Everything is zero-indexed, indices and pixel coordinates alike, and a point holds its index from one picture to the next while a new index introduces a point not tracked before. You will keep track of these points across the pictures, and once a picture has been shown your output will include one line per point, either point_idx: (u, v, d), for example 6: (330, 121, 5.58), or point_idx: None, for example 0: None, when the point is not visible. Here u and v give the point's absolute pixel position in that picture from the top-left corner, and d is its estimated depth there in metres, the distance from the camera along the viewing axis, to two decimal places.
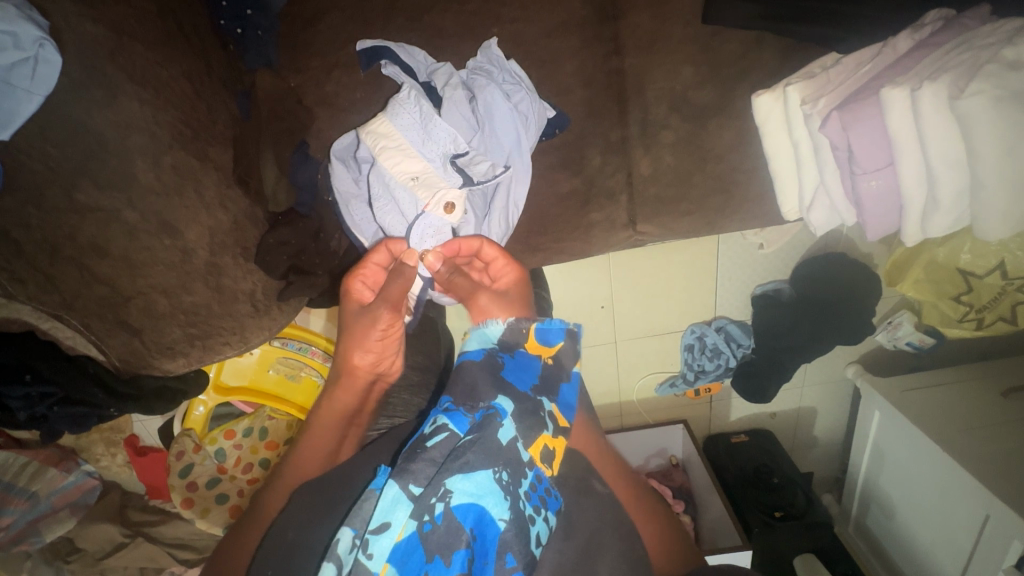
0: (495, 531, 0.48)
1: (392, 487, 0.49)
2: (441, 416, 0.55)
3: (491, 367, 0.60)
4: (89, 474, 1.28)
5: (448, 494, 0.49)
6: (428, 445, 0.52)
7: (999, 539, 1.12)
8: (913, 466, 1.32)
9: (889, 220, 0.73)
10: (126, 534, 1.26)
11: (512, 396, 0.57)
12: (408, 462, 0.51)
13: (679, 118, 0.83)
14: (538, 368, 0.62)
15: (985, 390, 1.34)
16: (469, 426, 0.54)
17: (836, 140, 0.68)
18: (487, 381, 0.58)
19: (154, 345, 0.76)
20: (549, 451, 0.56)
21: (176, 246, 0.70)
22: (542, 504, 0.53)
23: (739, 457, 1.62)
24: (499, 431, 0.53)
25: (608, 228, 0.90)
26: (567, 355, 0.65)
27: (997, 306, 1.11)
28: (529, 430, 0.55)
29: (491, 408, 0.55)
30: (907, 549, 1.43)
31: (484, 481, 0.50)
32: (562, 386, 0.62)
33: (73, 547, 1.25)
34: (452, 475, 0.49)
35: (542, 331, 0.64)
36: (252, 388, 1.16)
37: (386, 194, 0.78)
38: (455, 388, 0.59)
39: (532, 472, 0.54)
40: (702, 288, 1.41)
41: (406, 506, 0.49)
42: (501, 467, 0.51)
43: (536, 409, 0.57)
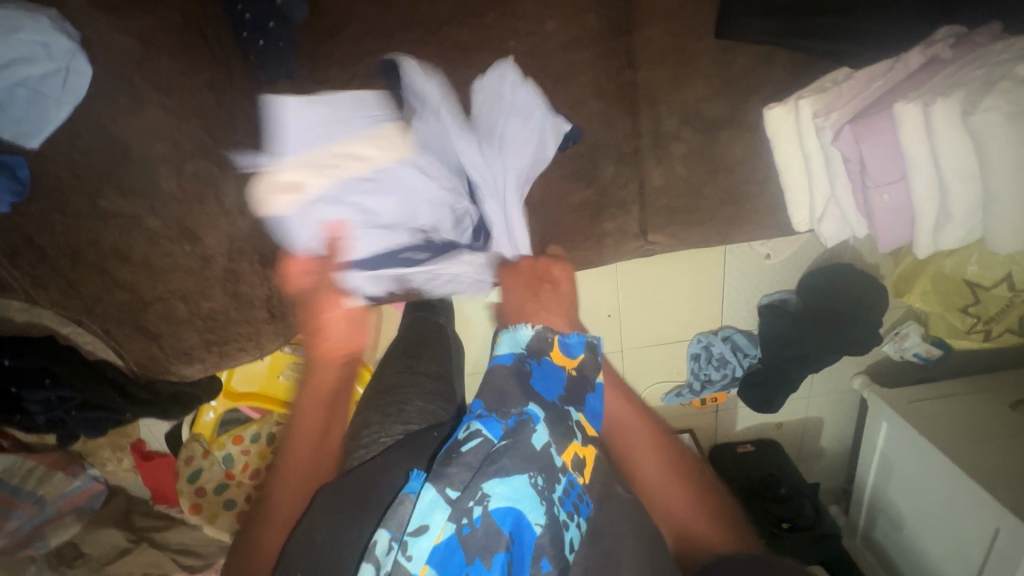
0: (532, 536, 0.49)
1: (429, 491, 0.51)
2: (475, 422, 0.57)
3: (519, 373, 0.62)
4: (95, 479, 1.29)
5: (485, 498, 0.49)
6: (463, 450, 0.54)
7: (1009, 552, 1.11)
8: (921, 477, 1.32)
9: (901, 231, 0.73)
10: (130, 540, 1.26)
11: (542, 406, 0.58)
12: (444, 467, 0.53)
13: (691, 130, 0.85)
14: (563, 379, 0.62)
15: (993, 402, 1.34)
16: (503, 432, 0.55)
17: (848, 153, 0.69)
18: (515, 387, 0.60)
19: (171, 350, 0.77)
20: (580, 459, 0.57)
21: (196, 252, 0.71)
22: (575, 510, 0.53)
23: (747, 468, 1.61)
24: (532, 436, 0.54)
25: (618, 238, 0.91)
26: (590, 366, 0.65)
27: (1007, 317, 1.12)
28: (562, 435, 0.56)
29: (523, 413, 0.56)
30: (915, 562, 1.42)
31: (521, 485, 0.50)
32: (588, 396, 0.63)
33: (77, 553, 1.23)
34: (490, 478, 0.51)
35: (565, 344, 0.65)
36: (263, 394, 1.18)
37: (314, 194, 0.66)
38: (483, 394, 0.60)
39: (565, 478, 0.54)
40: (709, 298, 1.42)
41: (443, 510, 0.49)
42: (536, 471, 0.52)
43: (565, 418, 0.58)
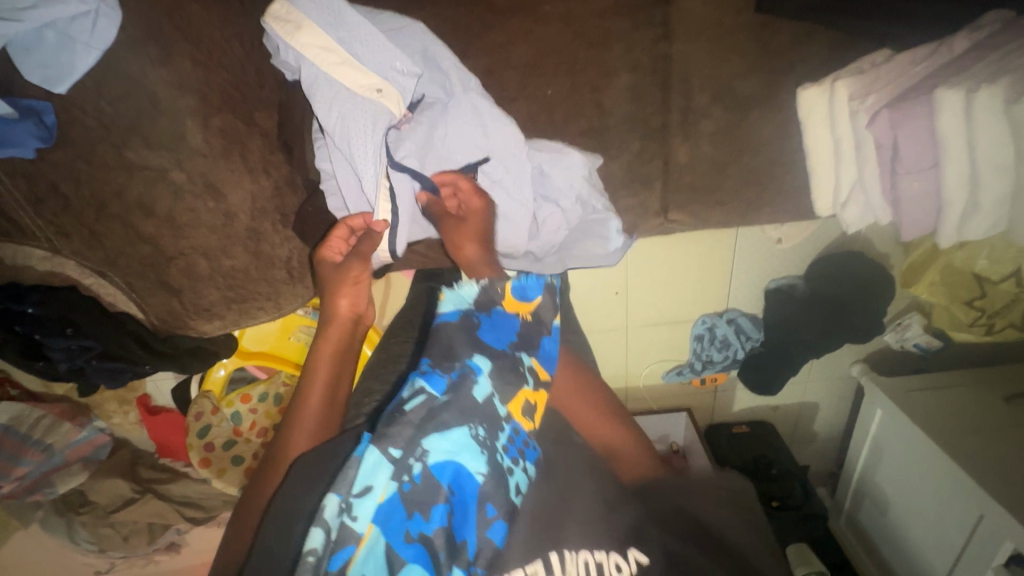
0: (473, 485, 0.54)
1: (373, 452, 0.53)
2: (419, 378, 0.60)
3: (467, 326, 0.68)
4: (101, 430, 1.29)
5: (425, 454, 0.54)
6: (406, 410, 0.57)
7: (991, 538, 1.17)
8: (910, 465, 1.36)
9: (925, 222, 0.74)
10: (135, 490, 1.31)
11: (489, 354, 0.66)
12: (388, 427, 0.55)
13: (721, 108, 0.83)
14: (514, 324, 0.73)
15: (989, 394, 1.38)
16: (445, 387, 0.59)
17: (882, 138, 0.71)
18: (462, 338, 0.66)
19: (192, 306, 0.78)
20: (529, 404, 0.67)
21: (220, 208, 0.71)
22: (520, 455, 0.60)
23: (739, 448, 1.65)
24: (472, 388, 0.61)
25: (639, 214, 0.92)
26: (543, 310, 0.79)
27: (1008, 313, 1.15)
28: (509, 386, 0.65)
29: (466, 365, 0.62)
30: (896, 542, 1.48)
31: (460, 438, 0.55)
32: (541, 339, 0.75)
33: (84, 500, 1.31)
34: (429, 435, 0.55)
35: (518, 290, 0.77)
36: (272, 353, 1.22)
37: (384, 99, 0.71)
38: (432, 350, 0.65)
39: (509, 425, 0.62)
40: (716, 281, 1.42)
41: (387, 468, 0.52)
42: (476, 423, 0.57)
43: (516, 364, 0.69)
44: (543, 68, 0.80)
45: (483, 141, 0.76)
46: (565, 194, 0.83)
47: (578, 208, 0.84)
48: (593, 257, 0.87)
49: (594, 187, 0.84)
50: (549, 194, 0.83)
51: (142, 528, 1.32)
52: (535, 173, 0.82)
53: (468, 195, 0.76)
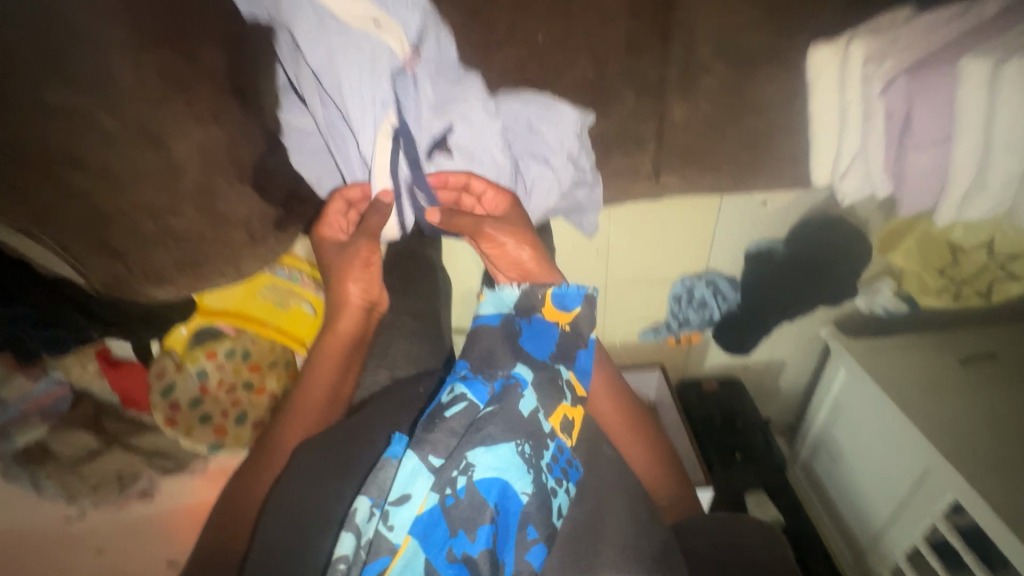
0: (517, 504, 0.57)
1: (412, 460, 0.57)
2: (459, 384, 0.63)
3: (509, 333, 0.68)
4: (59, 381, 1.17)
5: (470, 469, 0.57)
6: (447, 416, 0.60)
7: (934, 489, 1.24)
8: (867, 420, 1.43)
9: (924, 198, 0.77)
10: (101, 441, 1.16)
11: (531, 365, 0.66)
12: (427, 433, 0.59)
13: (723, 65, 0.74)
14: (554, 333, 0.70)
15: (947, 356, 1.43)
16: (488, 396, 0.62)
17: (894, 107, 0.71)
18: (504, 347, 0.66)
19: (141, 271, 0.70)
20: (568, 420, 0.65)
21: (164, 160, 0.64)
22: (563, 476, 0.62)
23: (709, 399, 1.71)
24: (519, 400, 0.62)
25: (628, 177, 0.85)
26: (583, 321, 0.71)
27: (976, 281, 1.25)
28: (549, 400, 0.64)
29: (511, 377, 0.63)
30: (845, 491, 1.57)
31: (506, 454, 0.58)
32: (578, 353, 0.70)
33: (46, 452, 1.14)
34: (474, 447, 0.58)
35: (559, 297, 0.70)
36: (236, 312, 1.15)
37: (384, 35, 0.65)
38: (471, 354, 0.67)
39: (553, 443, 0.63)
40: (697, 242, 1.39)
41: (427, 477, 0.57)
42: (523, 440, 0.59)
43: (555, 377, 0.66)
44: (534, 7, 0.67)
45: (481, 104, 0.72)
46: (556, 155, 0.79)
47: (569, 165, 0.80)
48: (578, 210, 0.88)
49: (584, 147, 0.79)
50: (538, 151, 0.79)
51: (111, 479, 1.14)
52: (525, 129, 0.77)
53: (494, 197, 0.77)
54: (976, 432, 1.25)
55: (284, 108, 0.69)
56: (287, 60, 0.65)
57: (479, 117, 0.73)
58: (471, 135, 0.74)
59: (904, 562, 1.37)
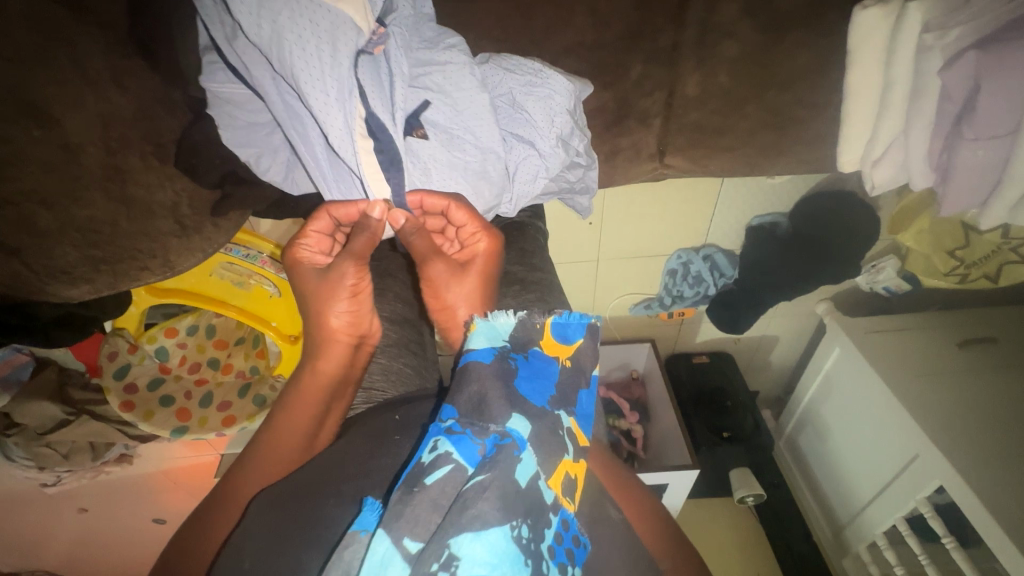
0: None
1: (382, 543, 0.39)
2: (442, 440, 0.45)
3: (503, 373, 0.51)
4: (15, 350, 1.10)
5: (454, 562, 0.38)
6: (428, 483, 0.42)
7: (921, 476, 1.16)
8: (859, 402, 1.35)
9: (969, 197, 0.65)
10: (67, 411, 1.12)
11: (529, 412, 0.48)
12: (403, 505, 0.41)
13: (751, 26, 0.63)
14: (556, 372, 0.54)
15: (943, 339, 1.33)
16: (480, 462, 0.44)
17: (954, 89, 0.58)
18: (499, 392, 0.49)
19: (44, 269, 0.58)
20: (571, 480, 0.47)
21: (52, 139, 0.51)
22: (568, 561, 0.44)
23: (699, 377, 1.65)
24: (517, 468, 0.44)
25: (630, 157, 0.75)
26: (586, 353, 0.57)
27: (986, 264, 1.11)
28: (549, 456, 0.46)
29: (506, 434, 0.46)
30: (829, 470, 1.50)
31: (499, 541, 0.39)
32: (581, 394, 0.55)
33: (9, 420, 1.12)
34: (460, 533, 0.39)
35: (560, 327, 0.57)
36: (191, 292, 0.99)
37: (342, 4, 0.53)
38: (459, 398, 0.49)
39: (556, 517, 0.44)
40: (697, 216, 1.28)
41: (400, 567, 0.39)
42: (520, 521, 0.41)
43: (555, 426, 0.49)
44: None
45: (471, 73, 0.61)
46: (546, 137, 0.66)
47: (559, 151, 0.66)
48: (571, 193, 0.76)
49: (576, 125, 0.67)
50: (524, 130, 0.66)
51: (84, 446, 1.18)
52: (508, 103, 0.65)
53: (473, 233, 0.64)
54: (974, 420, 1.15)
55: (204, 74, 0.57)
56: (216, 27, 0.54)
57: (468, 87, 0.61)
58: (453, 113, 0.62)
59: (882, 541, 1.32)
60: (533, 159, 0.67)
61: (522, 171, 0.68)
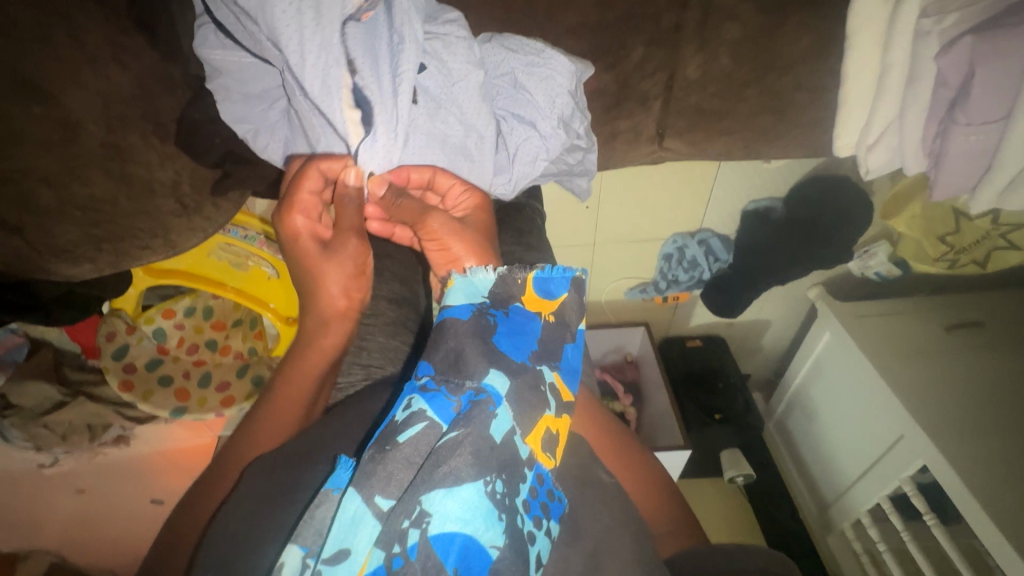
0: (487, 559, 0.41)
1: (354, 502, 0.42)
2: (417, 398, 0.47)
3: (482, 330, 0.52)
4: (11, 332, 1.10)
5: (425, 519, 0.41)
6: (400, 442, 0.44)
7: (905, 455, 1.20)
8: (847, 384, 1.38)
9: (963, 182, 0.66)
10: (64, 393, 1.15)
11: (509, 371, 0.50)
12: (377, 464, 0.43)
13: (752, 8, 0.63)
14: (539, 328, 0.55)
15: (931, 323, 1.36)
16: (453, 419, 0.46)
17: (950, 75, 0.59)
18: (477, 349, 0.50)
19: (44, 247, 0.59)
20: (551, 435, 0.49)
21: (52, 117, 0.52)
22: (543, 514, 0.46)
23: (691, 360, 1.67)
24: (491, 424, 0.45)
25: (631, 139, 0.76)
26: (571, 309, 0.57)
27: (975, 250, 1.14)
28: (528, 413, 0.48)
29: (482, 391, 0.47)
30: (816, 449, 1.55)
31: (472, 497, 0.42)
32: (565, 347, 0.56)
33: (6, 402, 1.12)
34: (433, 490, 0.42)
35: (542, 281, 0.57)
36: (189, 272, 0.99)
37: None
38: (435, 355, 0.51)
39: (532, 471, 0.47)
40: (693, 200, 1.29)
41: (372, 526, 0.41)
42: (493, 477, 0.43)
43: (537, 381, 0.51)
44: None
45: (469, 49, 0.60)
46: (547, 118, 0.65)
47: (560, 132, 0.66)
48: (570, 175, 0.76)
49: (578, 107, 0.67)
50: (525, 111, 0.66)
51: (81, 428, 1.18)
52: (509, 84, 0.65)
53: (460, 194, 0.65)
54: (959, 402, 1.18)
55: (197, 40, 0.56)
56: None
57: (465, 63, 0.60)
58: (444, 83, 0.61)
59: (866, 518, 1.37)
60: (528, 140, 0.67)
61: (523, 153, 0.68)
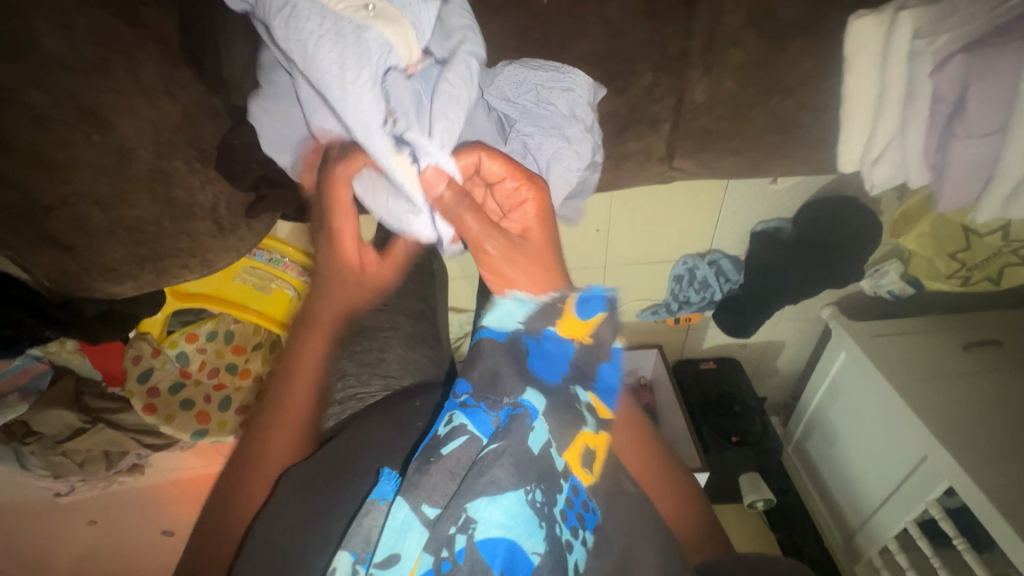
0: (529, 563, 0.45)
1: (402, 509, 0.47)
2: (458, 413, 0.52)
3: (514, 350, 0.56)
4: (37, 359, 1.07)
5: (471, 525, 0.45)
6: (443, 454, 0.49)
7: (931, 476, 1.18)
8: (866, 404, 1.36)
9: (967, 191, 0.68)
10: (84, 420, 1.14)
11: (547, 391, 0.53)
12: (421, 475, 0.49)
13: (754, 35, 0.67)
14: (570, 350, 0.56)
15: (949, 342, 1.35)
16: (493, 431, 0.51)
17: (945, 91, 0.62)
18: (511, 368, 0.54)
19: (90, 265, 0.63)
20: (590, 451, 0.53)
21: (108, 144, 0.56)
22: (579, 524, 0.50)
23: (706, 383, 1.65)
24: (528, 436, 0.50)
25: (641, 161, 0.80)
26: (605, 329, 0.58)
27: (987, 267, 1.14)
28: (565, 428, 0.52)
29: (518, 406, 0.52)
30: (839, 473, 1.51)
31: (514, 505, 0.46)
32: (601, 366, 0.57)
33: (29, 429, 1.14)
34: (477, 498, 0.46)
35: (582, 303, 0.58)
36: (214, 295, 1.03)
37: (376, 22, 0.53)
38: (473, 373, 0.55)
39: (567, 484, 0.51)
40: (702, 222, 1.31)
41: (419, 533, 0.46)
42: (532, 486, 0.47)
43: (572, 399, 0.54)
44: None
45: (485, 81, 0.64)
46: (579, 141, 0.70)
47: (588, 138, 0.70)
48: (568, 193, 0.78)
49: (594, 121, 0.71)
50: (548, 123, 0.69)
51: (98, 456, 1.20)
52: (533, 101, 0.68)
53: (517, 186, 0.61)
54: (982, 422, 1.16)
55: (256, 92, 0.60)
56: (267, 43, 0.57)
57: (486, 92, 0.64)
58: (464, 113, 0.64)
59: (894, 545, 1.33)
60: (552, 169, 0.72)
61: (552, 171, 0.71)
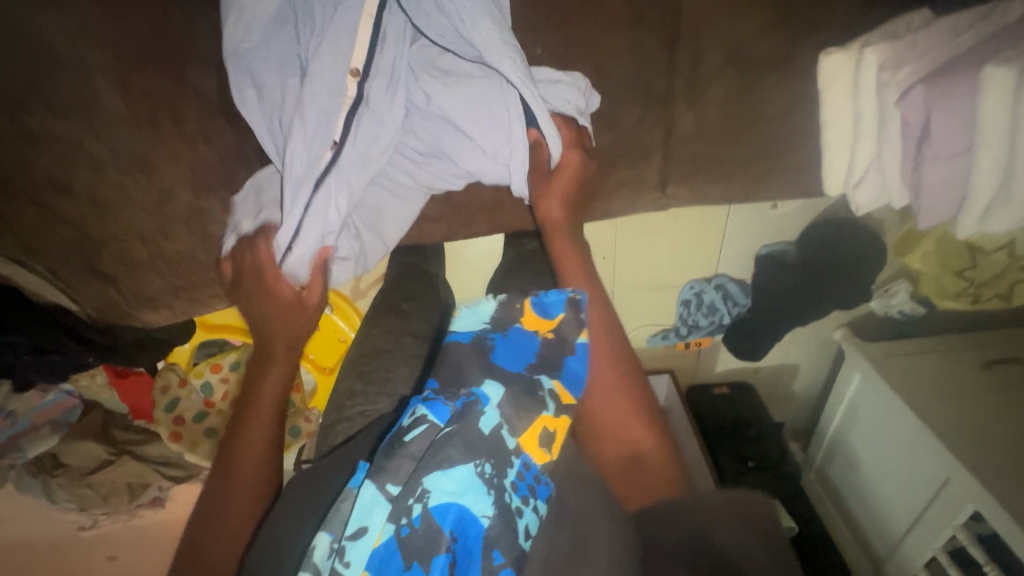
0: (478, 529, 0.47)
1: (369, 488, 0.47)
2: (420, 406, 0.51)
3: (480, 349, 0.57)
4: (69, 393, 1.16)
5: (426, 494, 0.46)
6: (407, 440, 0.49)
7: (955, 499, 1.16)
8: (883, 427, 1.34)
9: (945, 210, 0.72)
10: (111, 452, 1.19)
11: (503, 379, 0.54)
12: (387, 459, 0.49)
13: (733, 72, 0.74)
14: (535, 344, 0.59)
15: (967, 360, 1.34)
16: (450, 415, 0.51)
17: (913, 115, 0.67)
18: (474, 361, 0.56)
19: (134, 296, 0.76)
20: (549, 433, 0.52)
21: (152, 184, 0.68)
22: (531, 493, 0.51)
23: (720, 409, 1.61)
24: (481, 419, 0.50)
25: (634, 188, 0.84)
26: (570, 326, 0.60)
27: (996, 283, 1.16)
28: (525, 413, 0.52)
29: (473, 395, 0.52)
30: (863, 500, 1.47)
31: (465, 476, 0.47)
32: (567, 359, 0.58)
33: (57, 462, 1.18)
34: (431, 472, 0.47)
35: (539, 304, 0.61)
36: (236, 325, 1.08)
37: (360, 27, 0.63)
38: (442, 370, 0.58)
39: (519, 460, 0.51)
40: (706, 244, 1.30)
41: (385, 507, 0.46)
42: (482, 459, 0.48)
43: (533, 387, 0.54)
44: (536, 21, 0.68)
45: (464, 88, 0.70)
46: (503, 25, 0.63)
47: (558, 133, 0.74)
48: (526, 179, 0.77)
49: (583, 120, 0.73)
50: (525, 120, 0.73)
51: (121, 488, 1.21)
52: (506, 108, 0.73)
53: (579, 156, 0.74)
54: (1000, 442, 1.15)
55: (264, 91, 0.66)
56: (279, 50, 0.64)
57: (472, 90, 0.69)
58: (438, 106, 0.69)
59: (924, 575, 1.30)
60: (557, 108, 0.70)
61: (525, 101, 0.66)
